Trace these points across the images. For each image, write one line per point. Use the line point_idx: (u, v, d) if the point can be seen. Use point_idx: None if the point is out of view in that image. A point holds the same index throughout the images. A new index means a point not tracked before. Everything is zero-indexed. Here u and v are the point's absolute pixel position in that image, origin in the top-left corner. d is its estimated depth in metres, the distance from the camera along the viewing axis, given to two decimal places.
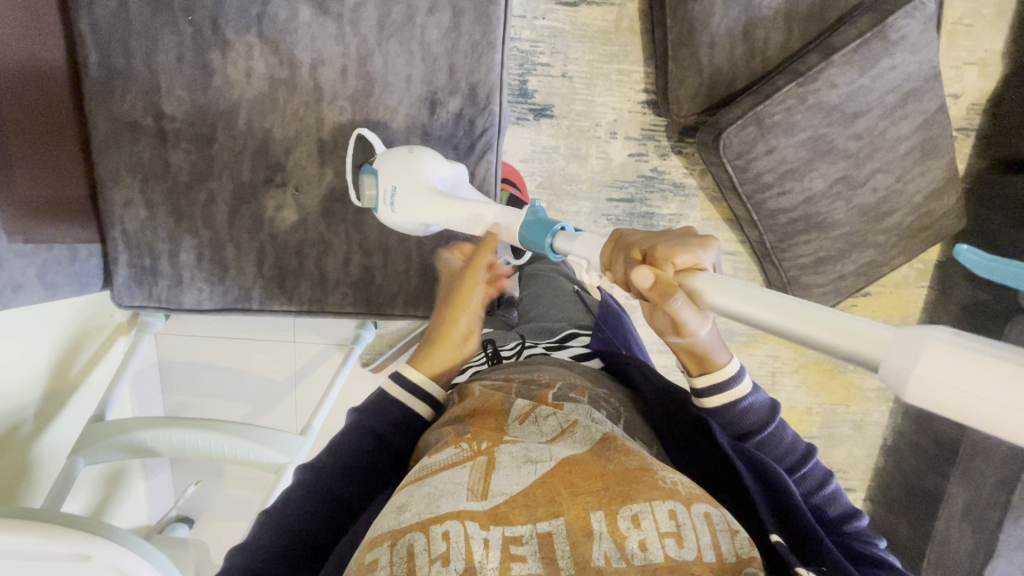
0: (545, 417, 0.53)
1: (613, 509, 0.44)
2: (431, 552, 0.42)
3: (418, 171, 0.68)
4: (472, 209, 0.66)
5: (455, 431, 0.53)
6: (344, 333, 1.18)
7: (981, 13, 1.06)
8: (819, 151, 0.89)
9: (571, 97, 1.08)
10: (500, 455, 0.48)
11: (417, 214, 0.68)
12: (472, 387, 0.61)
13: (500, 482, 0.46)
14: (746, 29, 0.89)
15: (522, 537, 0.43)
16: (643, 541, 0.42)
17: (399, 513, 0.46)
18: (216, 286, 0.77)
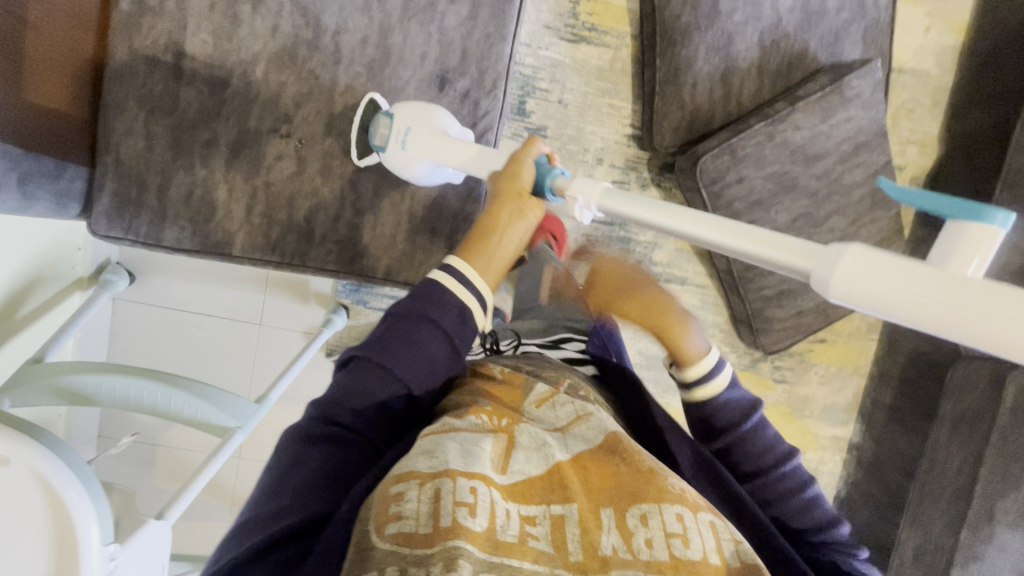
0: (562, 404, 0.58)
1: (624, 506, 0.47)
2: (457, 496, 0.44)
3: (433, 118, 0.74)
4: (483, 153, 0.72)
5: (474, 400, 0.58)
6: (312, 321, 1.16)
7: (923, 100, 1.21)
8: (784, 187, 0.98)
9: (564, 122, 1.17)
10: (520, 435, 0.53)
11: (426, 152, 0.73)
12: (491, 368, 0.64)
13: (520, 463, 0.50)
14: (725, 75, 1.01)
15: (535, 517, 0.46)
16: (649, 539, 0.44)
17: (428, 457, 0.48)
18: (201, 226, 0.77)
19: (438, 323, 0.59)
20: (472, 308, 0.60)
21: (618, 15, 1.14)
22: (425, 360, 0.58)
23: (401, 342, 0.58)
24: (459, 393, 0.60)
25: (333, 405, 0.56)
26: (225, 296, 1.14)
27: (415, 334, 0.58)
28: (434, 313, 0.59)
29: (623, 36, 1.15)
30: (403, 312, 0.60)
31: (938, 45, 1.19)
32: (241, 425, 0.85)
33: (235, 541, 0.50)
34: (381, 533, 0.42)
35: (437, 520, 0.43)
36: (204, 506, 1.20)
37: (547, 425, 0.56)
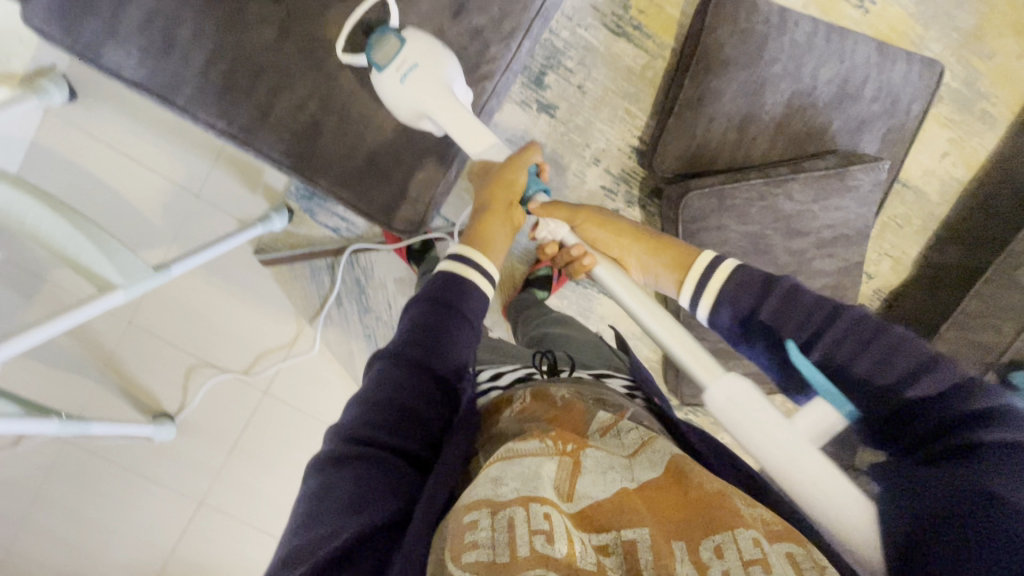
0: (626, 431, 0.57)
1: (696, 536, 0.44)
2: (531, 525, 0.43)
3: (443, 67, 0.68)
4: (473, 125, 0.70)
5: (537, 426, 0.56)
6: (251, 212, 1.08)
7: (914, 220, 1.22)
8: (757, 250, 0.97)
9: (576, 109, 1.13)
10: (585, 460, 0.52)
11: (423, 100, 0.68)
12: (550, 392, 0.62)
13: (585, 486, 0.50)
14: (744, 121, 0.98)
15: (607, 546, 0.44)
16: (726, 571, 0.40)
17: (496, 485, 0.48)
18: (150, 58, 0.69)
19: (461, 311, 0.64)
20: (473, 284, 0.66)
21: (666, 24, 1.10)
22: (456, 342, 0.62)
23: (432, 333, 0.61)
24: (520, 414, 0.60)
25: (363, 424, 0.55)
26: (168, 153, 1.05)
27: (444, 323, 0.62)
28: (458, 303, 0.64)
29: (664, 46, 1.11)
30: (430, 306, 0.63)
31: (948, 174, 1.20)
32: (125, 284, 0.78)
33: (287, 571, 0.47)
34: (457, 562, 0.43)
35: (513, 548, 0.42)
36: (71, 359, 1.12)
37: (614, 453, 0.54)
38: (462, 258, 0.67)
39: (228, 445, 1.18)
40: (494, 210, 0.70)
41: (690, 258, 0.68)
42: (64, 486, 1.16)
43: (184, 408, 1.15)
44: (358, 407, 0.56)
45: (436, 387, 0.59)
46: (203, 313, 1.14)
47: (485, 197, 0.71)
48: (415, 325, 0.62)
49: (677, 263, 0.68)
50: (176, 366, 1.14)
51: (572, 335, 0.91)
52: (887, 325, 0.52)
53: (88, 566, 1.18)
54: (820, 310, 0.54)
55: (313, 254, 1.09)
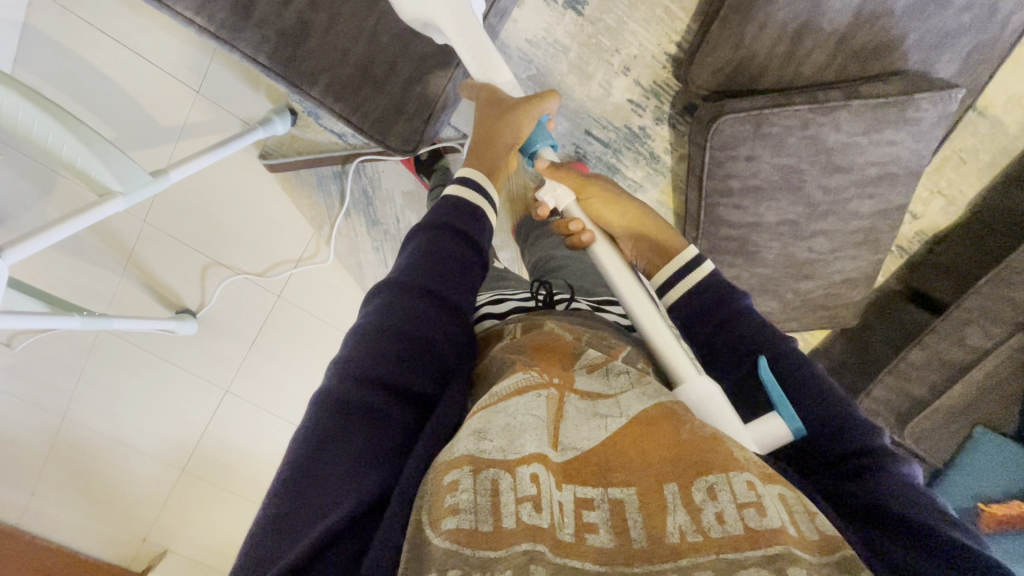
0: (617, 372, 0.47)
1: (688, 477, 0.36)
2: (517, 493, 0.36)
3: None
4: (481, 47, 0.64)
5: (522, 360, 0.47)
6: (254, 113, 1.04)
7: (982, 155, 1.07)
8: (786, 185, 0.90)
9: (608, 6, 0.98)
10: (570, 403, 0.43)
11: (429, 10, 0.61)
12: (542, 322, 0.54)
13: (571, 433, 0.40)
14: (799, 31, 0.83)
15: (592, 501, 0.36)
16: (720, 514, 0.34)
17: (479, 439, 0.38)
18: None
19: (473, 241, 0.54)
20: (482, 209, 0.57)
21: None
22: (467, 276, 0.53)
23: (439, 257, 0.52)
24: (503, 349, 0.51)
25: (357, 358, 0.45)
26: (167, 44, 0.99)
27: (455, 255, 0.52)
28: (463, 229, 0.54)
29: None
30: (440, 234, 0.53)
31: None
32: (126, 192, 0.79)
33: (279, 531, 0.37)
34: (435, 529, 0.34)
35: (497, 518, 0.35)
36: (94, 252, 1.15)
37: (600, 392, 0.44)
38: (461, 179, 0.59)
39: (246, 341, 1.24)
40: (489, 141, 0.62)
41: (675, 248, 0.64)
42: (105, 367, 1.27)
43: (204, 306, 1.21)
44: (359, 338, 0.46)
45: (446, 316, 0.50)
46: (212, 216, 1.14)
47: (485, 126, 0.63)
48: (425, 253, 0.52)
49: (659, 247, 0.65)
50: (192, 265, 1.17)
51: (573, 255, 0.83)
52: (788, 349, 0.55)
53: (133, 435, 1.32)
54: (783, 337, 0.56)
55: (321, 159, 1.06)
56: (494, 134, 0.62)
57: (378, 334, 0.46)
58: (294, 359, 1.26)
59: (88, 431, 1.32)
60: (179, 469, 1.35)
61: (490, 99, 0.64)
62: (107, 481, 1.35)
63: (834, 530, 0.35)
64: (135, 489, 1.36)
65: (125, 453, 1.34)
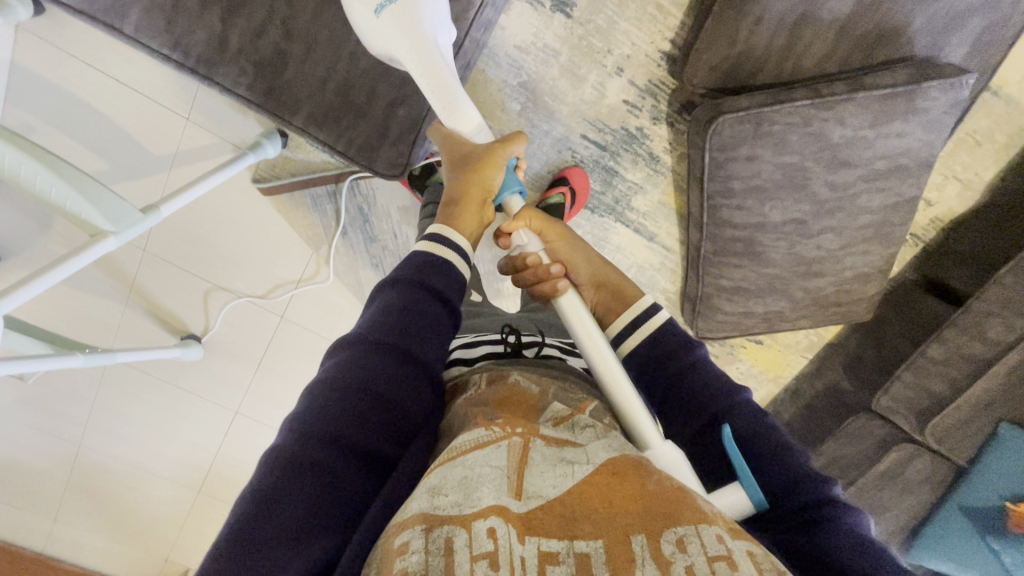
0: (582, 425, 0.48)
1: (655, 529, 0.37)
2: (473, 550, 0.35)
3: (425, 9, 0.58)
4: (449, 89, 0.62)
5: (484, 413, 0.48)
6: (244, 137, 1.02)
7: (998, 137, 1.03)
8: (791, 183, 0.86)
9: (597, 6, 0.95)
10: (534, 449, 0.44)
11: (395, 45, 0.60)
12: (507, 373, 0.56)
13: (536, 482, 0.41)
14: (798, 23, 0.80)
15: (558, 554, 0.35)
16: (690, 567, 0.34)
17: (434, 496, 0.39)
18: None
19: (442, 290, 0.53)
20: (453, 263, 0.55)
21: None
22: (436, 327, 0.52)
23: (404, 310, 0.50)
24: (466, 402, 0.51)
25: (314, 418, 0.44)
26: (153, 73, 0.98)
27: (423, 305, 0.51)
28: (431, 278, 0.53)
29: None
30: (402, 287, 0.52)
31: None
32: (115, 231, 0.79)
33: None
34: None
35: None
36: (97, 283, 1.16)
37: (563, 439, 0.46)
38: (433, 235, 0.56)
39: (252, 363, 1.24)
40: (457, 195, 0.61)
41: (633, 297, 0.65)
42: (115, 394, 1.29)
43: (208, 331, 1.21)
44: (316, 395, 0.45)
45: (410, 371, 0.48)
46: (211, 241, 1.13)
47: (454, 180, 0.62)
48: (388, 307, 0.50)
49: (619, 299, 0.66)
50: (194, 290, 1.17)
51: None
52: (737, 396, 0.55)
53: (148, 460, 1.34)
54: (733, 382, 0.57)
55: (314, 180, 1.07)
56: (461, 188, 0.61)
57: (330, 392, 0.45)
58: (301, 379, 1.26)
59: (104, 457, 1.33)
60: (195, 491, 1.36)
61: (455, 154, 0.64)
62: (126, 505, 1.37)
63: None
64: (153, 512, 1.38)
65: (141, 477, 1.35)
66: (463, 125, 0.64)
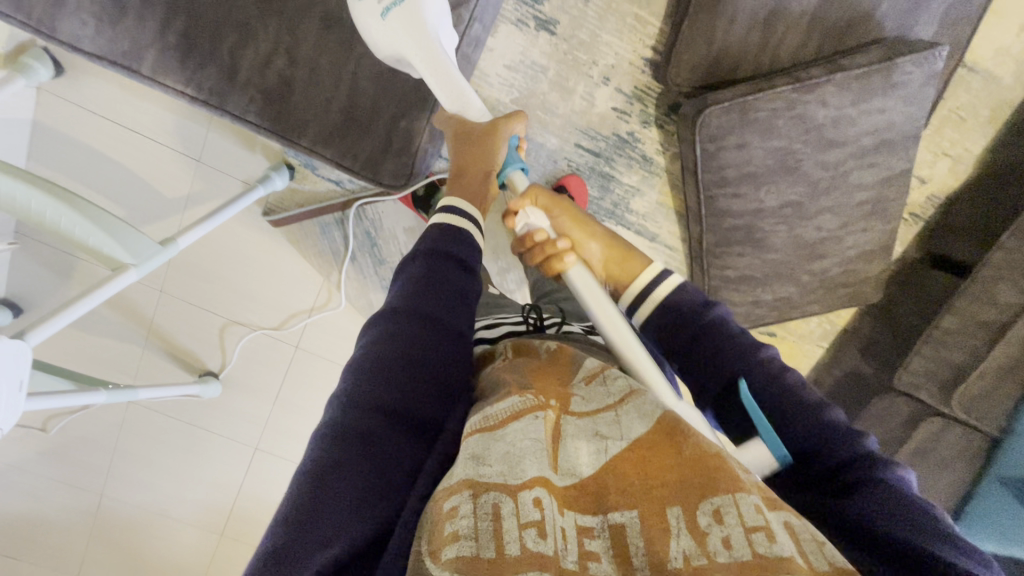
0: (613, 379, 0.50)
1: (692, 501, 0.37)
2: (521, 517, 0.37)
3: (428, 9, 0.62)
4: (453, 83, 0.66)
5: (516, 381, 0.49)
6: (252, 172, 1.07)
7: (981, 110, 1.06)
8: (784, 166, 0.89)
9: (579, 22, 1.01)
10: (568, 422, 0.45)
11: (402, 45, 0.63)
12: (535, 347, 0.58)
13: (570, 458, 0.42)
14: (771, 15, 0.84)
15: (593, 529, 0.38)
16: (727, 539, 0.35)
17: (478, 463, 0.40)
18: (106, 28, 0.66)
19: (464, 261, 0.57)
20: (466, 230, 0.60)
21: None
22: (464, 297, 0.55)
23: (433, 281, 0.53)
24: (502, 369, 0.54)
25: (361, 386, 0.46)
26: (165, 120, 1.04)
27: (450, 276, 0.55)
28: (453, 252, 0.57)
29: None
30: (427, 260, 0.55)
31: None
32: (137, 264, 0.82)
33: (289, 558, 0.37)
34: (436, 559, 0.35)
35: (500, 545, 0.36)
36: (117, 327, 1.19)
37: (597, 406, 0.47)
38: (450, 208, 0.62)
39: (270, 397, 1.25)
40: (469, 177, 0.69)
41: (643, 269, 0.69)
42: (136, 439, 1.29)
43: (225, 367, 1.22)
44: (360, 366, 0.47)
45: (445, 337, 0.52)
46: (225, 277, 1.17)
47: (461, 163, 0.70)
48: (417, 280, 0.53)
49: (627, 277, 0.70)
50: (210, 327, 1.20)
51: None
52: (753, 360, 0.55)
53: (170, 505, 1.33)
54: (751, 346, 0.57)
55: (321, 209, 1.09)
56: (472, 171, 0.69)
57: (377, 363, 0.47)
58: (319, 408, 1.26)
59: (125, 506, 1.32)
60: (218, 534, 1.34)
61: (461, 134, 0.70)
62: (148, 556, 1.35)
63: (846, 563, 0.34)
64: (175, 561, 1.35)
65: (163, 524, 1.34)
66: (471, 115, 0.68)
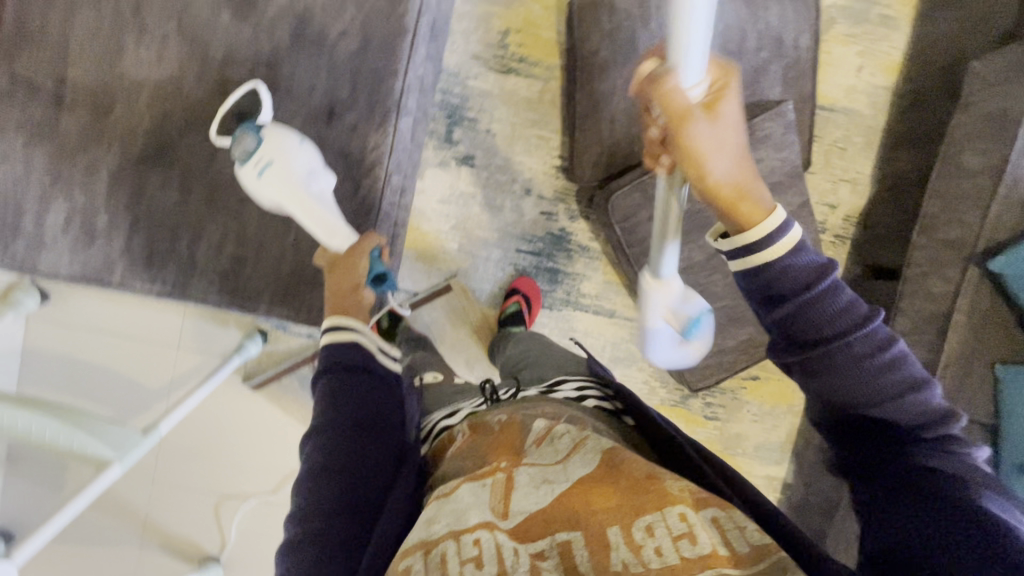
0: (560, 436, 0.51)
1: (628, 520, 0.42)
2: (462, 557, 0.42)
3: (296, 166, 0.71)
4: (321, 217, 0.73)
5: (474, 460, 0.52)
6: (227, 345, 1.14)
7: (855, 139, 1.21)
8: (697, 226, 0.99)
9: (492, 151, 1.17)
10: (518, 475, 0.47)
11: (277, 195, 0.72)
12: (488, 421, 0.57)
13: (519, 500, 0.46)
14: (642, 110, 1.00)
15: (544, 551, 0.42)
16: (658, 548, 0.39)
17: (430, 525, 0.46)
18: (81, 251, 0.77)
19: (371, 366, 0.65)
20: (359, 341, 0.65)
21: (545, 48, 1.15)
22: (376, 396, 0.63)
23: (347, 393, 0.62)
24: (459, 453, 0.55)
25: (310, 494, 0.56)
26: (143, 318, 1.13)
27: (357, 384, 0.63)
28: (359, 361, 0.64)
29: (551, 68, 1.16)
30: (338, 377, 0.63)
31: (869, 85, 1.20)
32: (119, 458, 0.84)
33: None
34: None
35: None
36: (110, 532, 1.17)
37: (548, 462, 0.48)
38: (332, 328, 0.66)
39: (273, 571, 1.19)
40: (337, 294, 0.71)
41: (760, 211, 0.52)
42: None
43: (224, 548, 1.18)
44: (309, 476, 0.57)
45: (366, 429, 0.60)
46: (214, 453, 1.18)
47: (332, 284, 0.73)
48: (332, 395, 0.62)
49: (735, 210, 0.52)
50: (204, 509, 1.18)
51: (526, 348, 0.91)
52: (840, 336, 0.49)
53: None
54: (845, 316, 0.50)
55: (294, 363, 1.15)
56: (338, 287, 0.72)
57: (315, 471, 0.57)
58: None
59: None
60: None
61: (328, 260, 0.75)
62: None
63: (765, 540, 0.39)
64: None
65: None
66: (337, 241, 0.74)
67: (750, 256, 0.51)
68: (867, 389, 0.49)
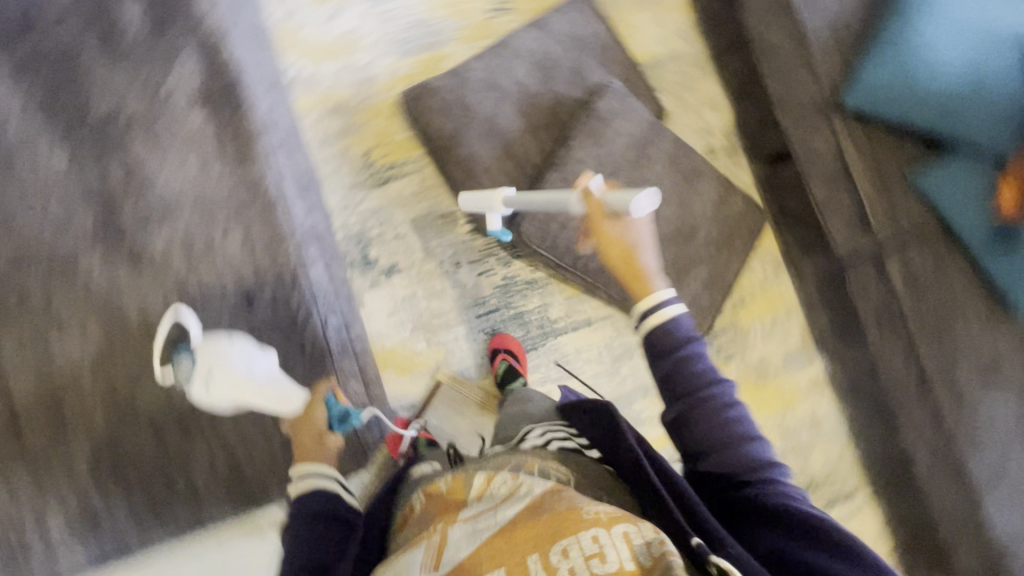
0: (498, 487, 0.59)
1: (545, 547, 0.50)
2: None
3: (236, 365, 0.79)
4: (276, 395, 0.81)
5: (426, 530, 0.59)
6: (271, 552, 1.13)
7: (689, 72, 1.34)
8: None
9: (409, 250, 1.24)
10: (450, 531, 0.55)
11: (229, 396, 0.80)
12: (438, 484, 0.65)
13: (450, 552, 0.52)
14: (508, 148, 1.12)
15: None
16: (571, 568, 0.47)
17: None
18: (93, 543, 0.79)
19: (351, 519, 0.67)
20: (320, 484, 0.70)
21: (405, 147, 1.27)
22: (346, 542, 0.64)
23: (315, 537, 0.64)
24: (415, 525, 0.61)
25: None
26: None
27: (328, 531, 0.65)
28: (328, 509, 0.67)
29: (419, 159, 1.27)
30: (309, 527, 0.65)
31: (673, 28, 1.35)
32: None
33: None
34: None
35: None
36: None
37: (482, 509, 0.57)
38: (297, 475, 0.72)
39: None
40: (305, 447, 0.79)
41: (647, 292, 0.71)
42: None
43: None
44: None
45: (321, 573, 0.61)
46: None
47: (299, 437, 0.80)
48: (299, 544, 0.63)
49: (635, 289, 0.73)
50: None
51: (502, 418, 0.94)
52: (702, 394, 0.65)
53: None
54: (705, 376, 0.66)
55: None
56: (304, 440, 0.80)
57: None
58: None
59: None
60: None
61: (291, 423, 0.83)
62: None
63: (658, 543, 0.48)
64: None
65: None
66: (294, 403, 0.82)
67: (646, 320, 0.69)
68: (726, 437, 0.63)
